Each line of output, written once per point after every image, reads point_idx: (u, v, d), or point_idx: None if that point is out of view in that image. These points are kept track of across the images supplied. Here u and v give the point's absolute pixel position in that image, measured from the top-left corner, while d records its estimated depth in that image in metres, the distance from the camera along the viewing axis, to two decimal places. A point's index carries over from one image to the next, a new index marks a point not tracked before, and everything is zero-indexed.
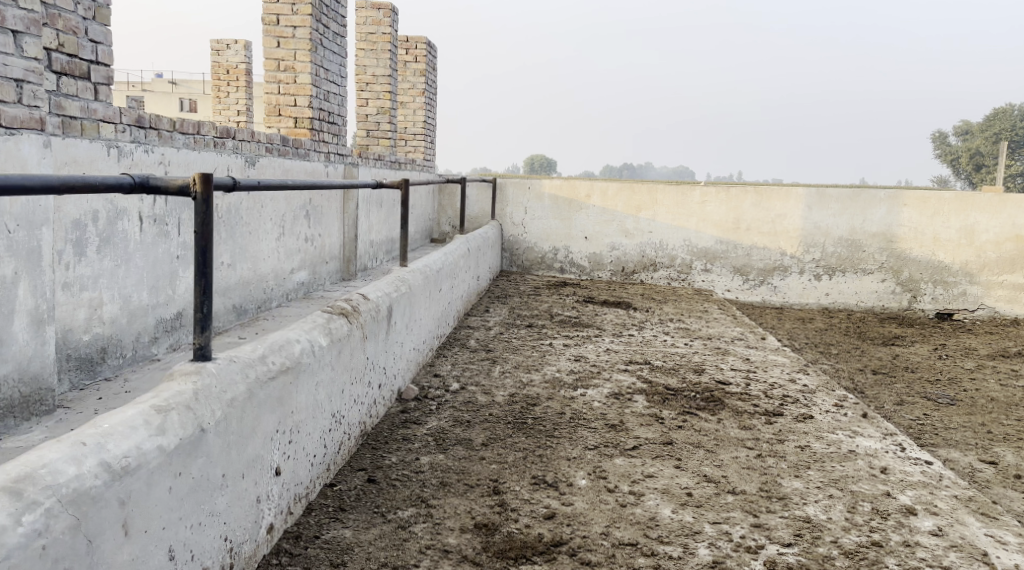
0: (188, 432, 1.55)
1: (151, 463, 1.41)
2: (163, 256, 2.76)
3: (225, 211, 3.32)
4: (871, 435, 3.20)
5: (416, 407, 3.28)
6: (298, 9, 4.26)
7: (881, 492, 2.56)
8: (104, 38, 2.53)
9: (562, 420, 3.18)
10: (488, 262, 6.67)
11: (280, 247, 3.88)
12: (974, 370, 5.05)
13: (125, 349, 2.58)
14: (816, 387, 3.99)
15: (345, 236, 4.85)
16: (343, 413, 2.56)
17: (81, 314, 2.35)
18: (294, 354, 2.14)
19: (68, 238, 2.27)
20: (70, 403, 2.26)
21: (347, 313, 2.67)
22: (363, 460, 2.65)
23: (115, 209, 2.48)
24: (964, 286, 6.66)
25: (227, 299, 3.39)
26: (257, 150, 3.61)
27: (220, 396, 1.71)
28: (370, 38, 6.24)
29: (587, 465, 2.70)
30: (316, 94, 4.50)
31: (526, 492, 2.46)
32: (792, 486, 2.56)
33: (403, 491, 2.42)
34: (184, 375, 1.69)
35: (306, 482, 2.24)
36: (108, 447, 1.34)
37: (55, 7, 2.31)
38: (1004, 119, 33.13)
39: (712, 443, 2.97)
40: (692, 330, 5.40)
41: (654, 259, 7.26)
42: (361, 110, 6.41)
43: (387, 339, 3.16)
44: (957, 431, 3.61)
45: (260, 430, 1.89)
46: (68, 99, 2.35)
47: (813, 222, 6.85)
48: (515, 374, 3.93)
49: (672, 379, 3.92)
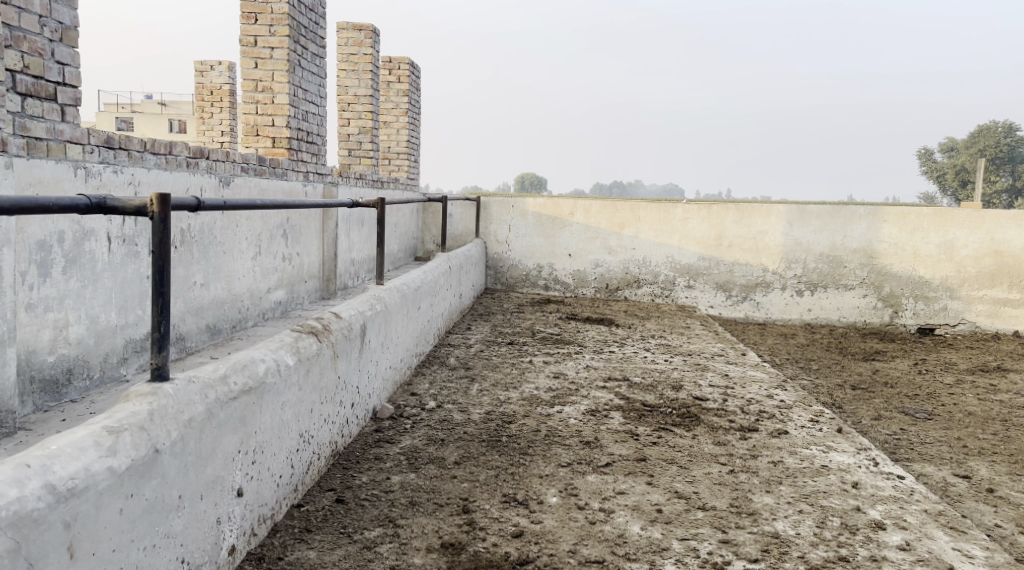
0: (142, 454, 1.54)
1: (100, 485, 1.40)
2: (132, 276, 2.76)
3: (198, 230, 3.32)
4: (845, 450, 3.20)
5: (391, 426, 3.27)
6: (276, 30, 4.30)
7: (851, 507, 2.56)
8: (71, 60, 2.54)
9: (537, 437, 3.18)
10: (471, 280, 6.68)
11: (256, 266, 3.88)
12: (954, 384, 5.07)
13: (92, 370, 2.57)
14: (794, 402, 4.00)
15: (324, 254, 4.85)
16: (312, 432, 2.56)
17: (46, 335, 2.34)
18: (258, 373, 2.13)
19: (32, 259, 2.27)
20: (31, 425, 2.24)
21: (316, 332, 2.67)
22: (333, 480, 2.64)
23: (83, 229, 2.48)
24: (945, 301, 6.70)
25: (201, 319, 3.38)
26: (231, 170, 3.61)
27: (177, 416, 1.70)
28: (351, 59, 6.28)
29: (559, 482, 2.69)
30: (295, 114, 4.52)
31: (495, 511, 2.45)
32: (762, 502, 2.56)
33: (372, 511, 2.41)
34: (140, 396, 1.68)
35: (271, 503, 2.23)
36: (54, 468, 1.33)
37: (20, 29, 2.31)
38: (988, 135, 33.57)
39: (686, 458, 2.97)
40: (673, 346, 5.41)
41: (638, 276, 7.28)
42: (343, 129, 6.43)
43: (361, 358, 3.16)
44: (933, 446, 3.62)
45: (220, 452, 1.88)
46: (34, 120, 2.34)
47: (794, 238, 6.89)
48: (493, 391, 3.92)
49: (650, 395, 3.92)
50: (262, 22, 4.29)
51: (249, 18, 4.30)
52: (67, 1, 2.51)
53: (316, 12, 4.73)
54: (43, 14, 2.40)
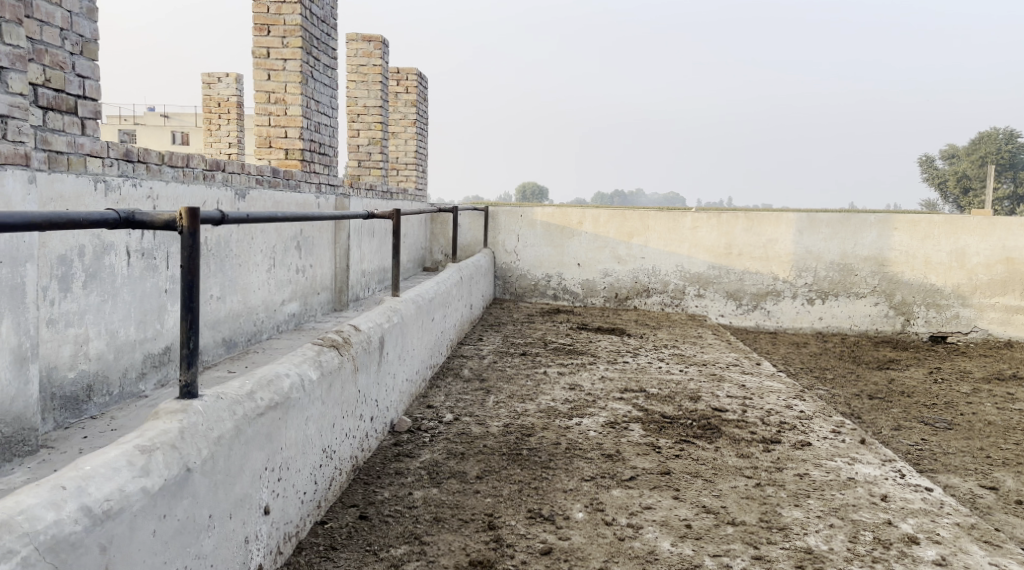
0: (174, 473, 1.51)
1: (134, 506, 1.37)
2: (151, 290, 2.73)
3: (214, 243, 3.30)
4: (870, 462, 3.16)
5: (409, 440, 3.23)
6: (289, 42, 4.29)
7: (882, 520, 2.52)
8: (92, 73, 2.52)
9: (558, 451, 3.14)
10: (481, 290, 6.65)
11: (271, 278, 3.85)
12: (970, 393, 5.03)
13: (112, 386, 2.54)
14: (813, 413, 3.96)
15: (337, 266, 4.83)
16: (334, 447, 2.52)
17: (67, 351, 2.31)
18: (283, 389, 2.10)
19: (53, 273, 2.24)
20: (53, 443, 2.21)
21: (337, 345, 2.64)
22: (354, 496, 2.60)
23: (102, 243, 2.45)
24: (957, 308, 6.66)
25: (217, 332, 3.35)
26: (246, 182, 3.59)
27: (207, 434, 1.67)
28: (360, 70, 6.28)
29: (584, 497, 2.65)
30: (307, 125, 4.50)
31: (522, 527, 2.41)
32: (792, 516, 2.52)
33: (397, 528, 2.37)
34: (169, 414, 1.65)
35: (296, 520, 2.19)
36: (89, 490, 1.30)
37: (41, 43, 2.30)
38: (990, 142, 33.58)
39: (711, 471, 2.93)
40: (687, 356, 5.37)
41: (647, 285, 7.25)
42: (352, 140, 6.42)
43: (379, 371, 3.12)
44: (956, 457, 3.58)
45: (248, 469, 1.85)
46: (55, 134, 2.33)
47: (804, 246, 6.86)
48: (509, 403, 3.88)
49: (669, 406, 3.88)
50: (275, 34, 4.28)
51: (262, 30, 4.29)
52: (87, 14, 2.50)
53: (328, 23, 4.72)
54: (64, 27, 2.39)
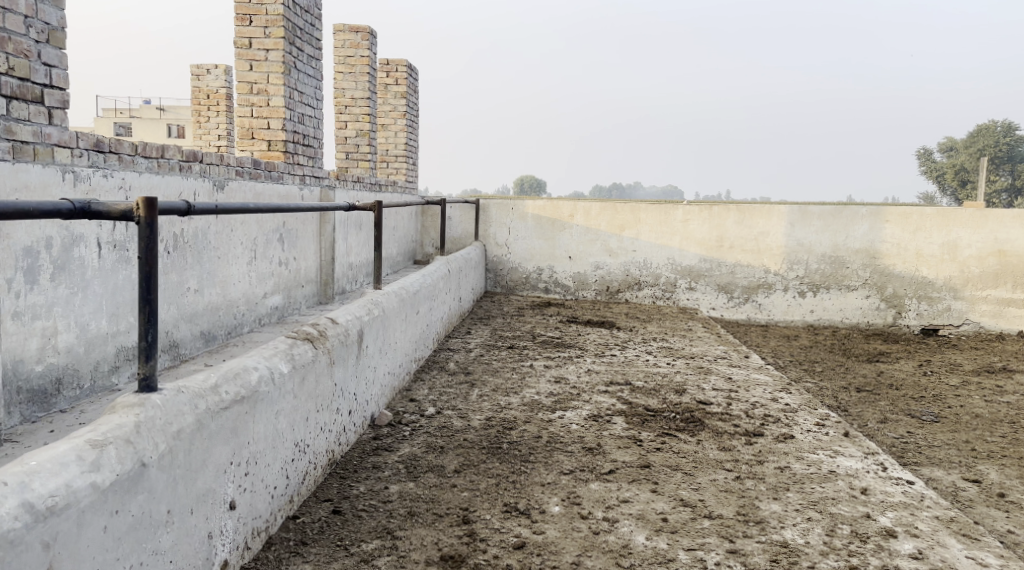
0: (127, 468, 1.48)
1: (81, 502, 1.34)
2: (124, 282, 2.70)
3: (191, 235, 3.26)
4: (853, 454, 3.14)
5: (389, 434, 3.20)
6: (271, 32, 4.25)
7: (860, 514, 2.50)
8: (59, 62, 2.48)
9: (538, 444, 3.11)
10: (471, 283, 6.62)
11: (252, 271, 3.81)
12: (960, 386, 5.01)
13: (82, 379, 2.51)
14: (799, 405, 3.94)
15: (322, 259, 4.79)
16: (307, 442, 2.50)
17: (33, 344, 2.27)
18: (251, 382, 2.07)
19: (18, 265, 2.21)
20: (18, 437, 2.17)
21: (312, 338, 2.61)
22: (329, 491, 2.57)
23: (71, 235, 2.42)
24: (948, 301, 6.65)
25: (195, 325, 3.32)
26: (226, 174, 3.55)
27: (165, 428, 1.64)
28: (348, 61, 6.23)
29: (562, 491, 2.62)
30: (291, 116, 4.45)
31: (496, 521, 2.38)
32: (769, 509, 2.50)
33: (369, 523, 2.35)
34: (126, 407, 1.62)
35: (265, 515, 2.17)
36: (33, 486, 1.27)
37: (5, 30, 2.26)
38: (987, 134, 33.54)
39: (691, 465, 2.90)
40: (675, 349, 5.35)
41: (639, 278, 7.22)
42: (341, 132, 6.37)
43: (358, 364, 3.09)
44: (941, 449, 3.56)
45: (211, 463, 1.82)
46: (20, 124, 2.29)
47: (796, 239, 6.84)
48: (493, 397, 3.85)
49: (653, 399, 3.86)
50: (257, 24, 4.24)
51: (244, 20, 4.26)
52: (54, 1, 2.45)
53: (312, 13, 4.68)
54: (28, 14, 2.34)
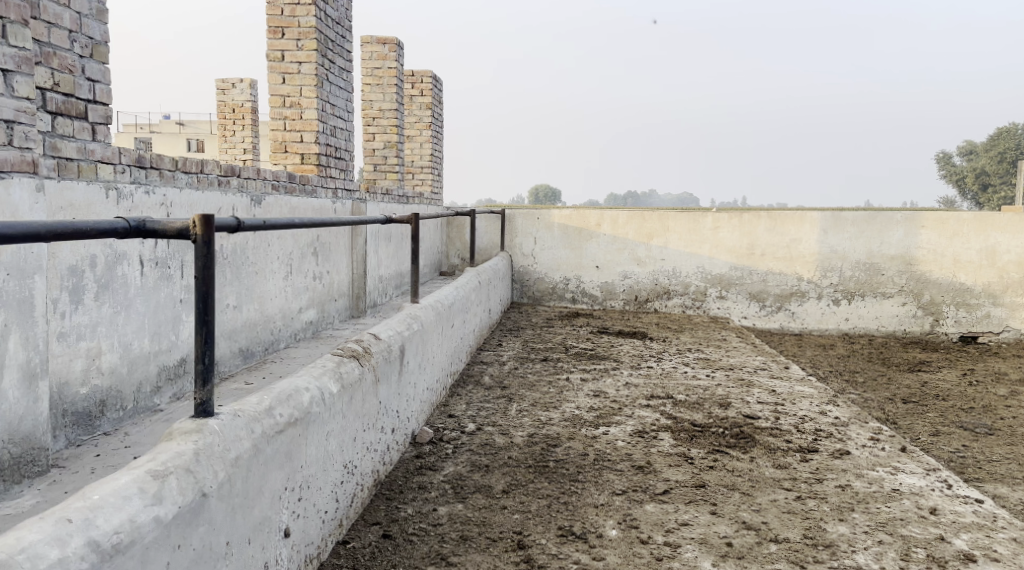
0: (189, 500, 1.41)
1: (146, 539, 1.27)
2: (165, 300, 2.64)
3: (230, 251, 3.21)
4: (914, 471, 3.01)
5: (431, 452, 3.12)
6: (303, 44, 4.21)
7: (933, 536, 2.38)
8: (102, 77, 2.44)
9: (586, 462, 3.02)
10: (499, 295, 6.54)
11: (288, 286, 3.76)
12: (1008, 396, 4.85)
13: (125, 401, 2.45)
14: (848, 419, 3.81)
15: (354, 272, 4.74)
16: (355, 463, 2.42)
17: (78, 366, 2.22)
18: (303, 404, 2.00)
19: (63, 285, 2.15)
20: (65, 462, 2.11)
21: (358, 356, 2.54)
22: (377, 513, 2.50)
23: (114, 253, 2.37)
24: (987, 308, 6.48)
25: (234, 342, 3.26)
26: (262, 188, 3.50)
27: (224, 455, 1.57)
28: (375, 73, 6.21)
29: (617, 513, 2.53)
30: (323, 129, 4.41)
31: (553, 546, 2.29)
32: (837, 532, 2.39)
33: (422, 548, 2.26)
34: (184, 435, 1.55)
35: (317, 541, 2.09)
36: (98, 522, 1.20)
37: (50, 45, 2.22)
38: (1010, 137, 33.04)
39: (748, 484, 2.80)
40: (712, 360, 5.23)
41: (668, 287, 7.11)
42: (368, 144, 6.32)
43: (399, 382, 3.01)
44: (1000, 464, 3.42)
45: (267, 490, 1.75)
46: (65, 141, 2.26)
47: (829, 246, 6.70)
48: (532, 412, 3.77)
49: (698, 414, 3.75)
50: (289, 37, 4.20)
51: (276, 32, 4.22)
52: (98, 15, 2.41)
53: (343, 25, 4.64)
54: (73, 29, 2.30)
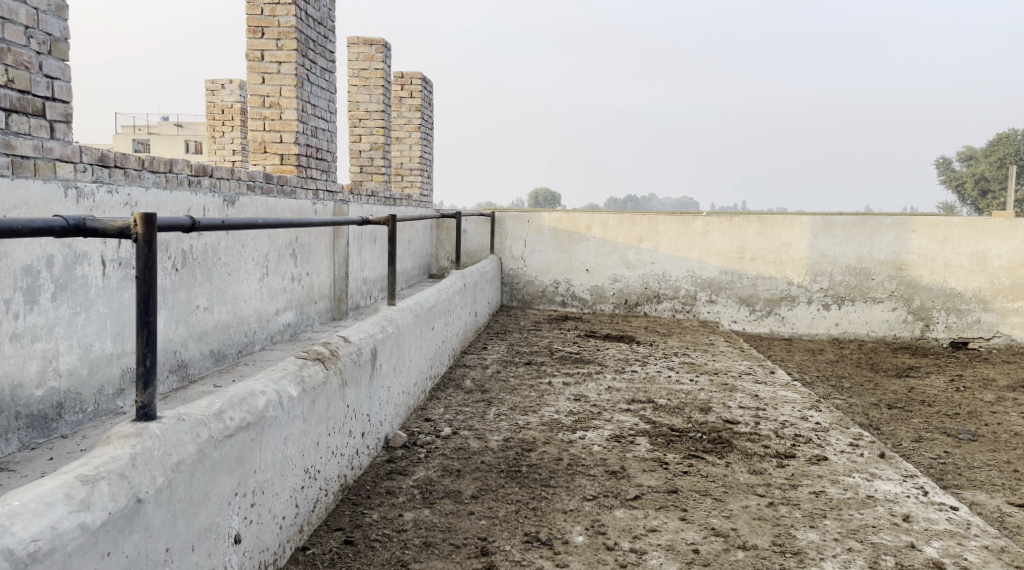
0: (122, 505, 1.37)
1: (68, 546, 1.24)
2: (130, 301, 2.61)
3: (201, 251, 3.17)
4: (891, 477, 2.98)
5: (403, 456, 3.08)
6: (283, 44, 4.18)
7: (904, 544, 2.34)
8: (61, 74, 2.41)
9: (559, 467, 2.98)
10: (487, 297, 6.50)
11: (263, 287, 3.72)
12: (995, 402, 4.81)
13: (85, 403, 2.41)
14: (830, 424, 3.78)
15: (335, 274, 4.70)
16: (318, 467, 2.39)
17: (33, 367, 2.18)
18: (257, 408, 1.96)
19: (17, 285, 2.12)
20: (16, 465, 2.08)
21: (323, 358, 2.50)
22: (341, 519, 2.46)
23: (74, 253, 2.33)
24: (978, 313, 6.45)
25: (205, 344, 3.23)
26: (236, 188, 3.45)
27: (164, 459, 1.54)
28: (362, 74, 6.19)
29: (585, 518, 2.49)
30: (303, 129, 4.38)
31: (517, 553, 2.25)
32: (807, 539, 2.35)
33: (382, 555, 2.22)
34: (122, 438, 1.52)
35: (273, 547, 2.05)
36: (13, 530, 1.18)
37: (4, 41, 2.20)
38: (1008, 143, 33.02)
39: (721, 490, 2.75)
40: (698, 365, 5.19)
41: (658, 290, 7.06)
42: (355, 145, 6.28)
43: (370, 385, 2.97)
44: (981, 471, 3.38)
45: (214, 495, 1.71)
46: (19, 138, 2.21)
47: (819, 250, 6.67)
48: (510, 416, 3.73)
49: (677, 419, 3.71)
50: (269, 36, 4.18)
51: (256, 32, 4.19)
52: (56, 12, 2.39)
53: (324, 26, 4.61)
54: (29, 25, 2.28)
